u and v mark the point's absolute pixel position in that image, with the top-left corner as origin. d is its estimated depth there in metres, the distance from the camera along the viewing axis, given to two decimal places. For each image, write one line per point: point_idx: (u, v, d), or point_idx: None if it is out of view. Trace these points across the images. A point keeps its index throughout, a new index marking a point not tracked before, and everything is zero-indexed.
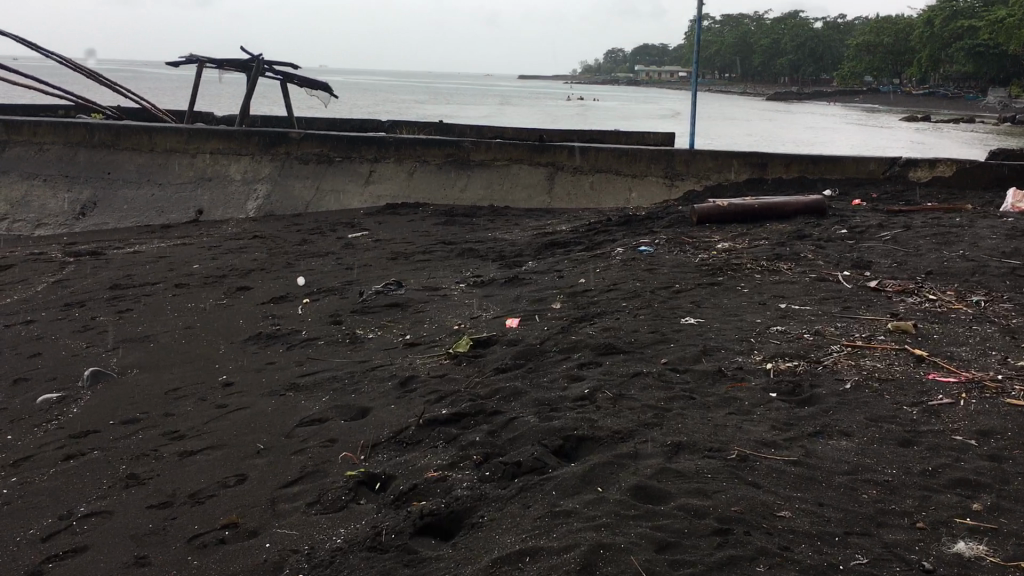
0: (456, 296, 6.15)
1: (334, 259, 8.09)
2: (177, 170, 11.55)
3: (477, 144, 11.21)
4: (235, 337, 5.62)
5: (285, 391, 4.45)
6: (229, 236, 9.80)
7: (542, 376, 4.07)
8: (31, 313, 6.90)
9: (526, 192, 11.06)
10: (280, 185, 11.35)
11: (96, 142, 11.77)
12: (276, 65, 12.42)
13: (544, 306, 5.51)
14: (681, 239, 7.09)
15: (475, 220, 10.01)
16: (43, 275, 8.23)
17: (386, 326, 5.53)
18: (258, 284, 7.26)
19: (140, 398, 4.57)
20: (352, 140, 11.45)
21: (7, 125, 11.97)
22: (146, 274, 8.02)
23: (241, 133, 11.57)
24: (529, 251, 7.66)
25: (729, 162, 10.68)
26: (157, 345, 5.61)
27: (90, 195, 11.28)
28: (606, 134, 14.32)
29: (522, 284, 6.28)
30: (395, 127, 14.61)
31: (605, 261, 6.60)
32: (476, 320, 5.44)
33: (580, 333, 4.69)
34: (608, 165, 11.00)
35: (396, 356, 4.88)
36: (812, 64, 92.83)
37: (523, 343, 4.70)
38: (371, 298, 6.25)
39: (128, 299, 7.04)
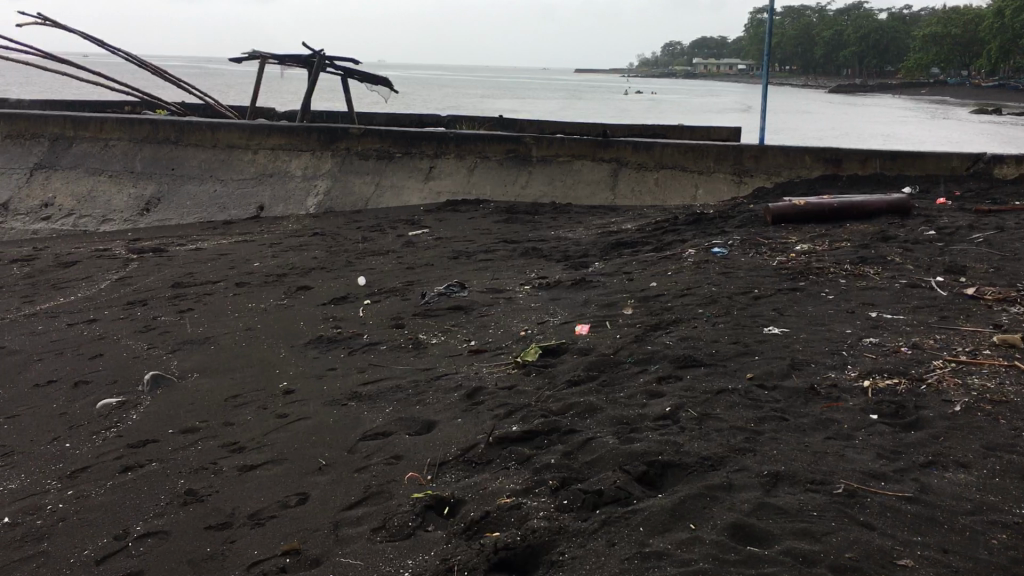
0: (522, 299, 5.93)
1: (395, 258, 7.92)
2: (239, 166, 11.50)
3: (539, 139, 10.96)
4: (295, 341, 5.47)
5: (347, 401, 4.27)
6: (290, 233, 9.70)
7: (619, 389, 3.83)
8: (94, 311, 6.85)
9: (589, 188, 10.79)
10: (340, 181, 11.24)
11: (159, 138, 11.78)
12: (337, 60, 12.31)
13: (615, 311, 5.26)
14: (756, 239, 6.77)
15: (537, 217, 9.78)
16: (106, 272, 8.21)
17: (450, 331, 5.32)
18: (319, 284, 7.11)
19: (199, 405, 4.42)
20: (412, 135, 11.29)
21: (73, 120, 12.04)
22: (208, 271, 7.94)
23: (302, 129, 11.49)
24: (595, 251, 7.40)
25: (801, 158, 10.27)
26: (217, 347, 5.49)
27: (153, 190, 11.28)
28: (671, 129, 13.96)
29: (590, 287, 6.03)
30: (455, 122, 14.43)
31: (676, 263, 6.32)
32: (544, 326, 5.21)
33: (656, 341, 4.43)
34: (675, 161, 10.67)
35: (461, 364, 4.68)
36: (877, 56, 90.61)
37: (594, 352, 4.46)
38: (433, 300, 6.06)
39: (190, 298, 6.95)
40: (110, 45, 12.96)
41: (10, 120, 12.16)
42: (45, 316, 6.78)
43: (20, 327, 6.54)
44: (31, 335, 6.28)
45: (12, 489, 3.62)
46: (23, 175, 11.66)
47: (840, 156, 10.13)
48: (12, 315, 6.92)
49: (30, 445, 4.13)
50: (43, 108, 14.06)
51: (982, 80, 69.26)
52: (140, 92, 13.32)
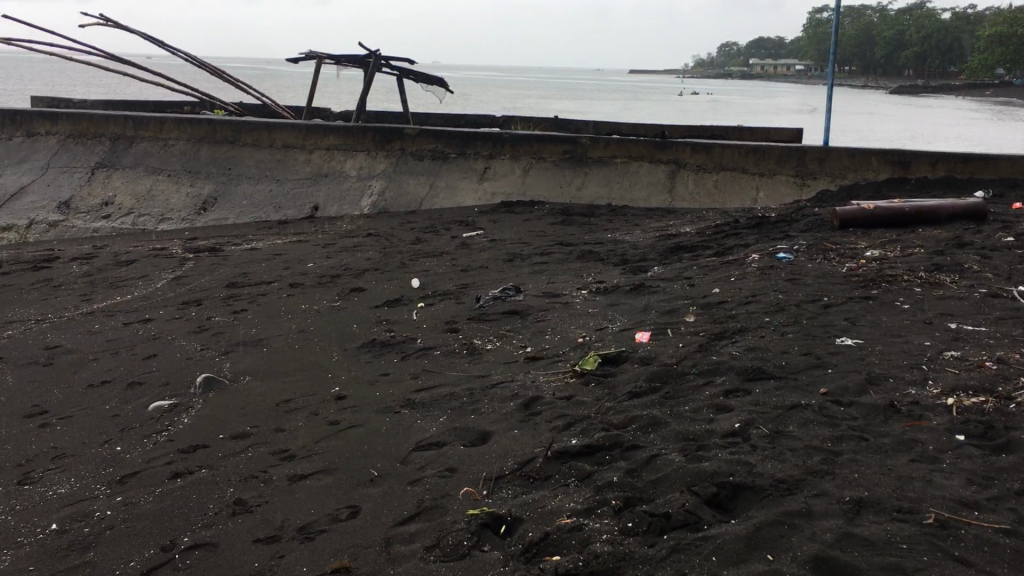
0: (579, 304, 5.77)
1: (449, 261, 7.81)
2: (294, 166, 11.51)
3: (596, 140, 10.81)
4: (348, 344, 5.37)
5: (400, 409, 4.15)
6: (344, 233, 9.66)
7: (684, 402, 3.65)
8: (150, 311, 6.84)
9: (646, 190, 10.56)
10: (394, 181, 11.18)
11: (217, 138, 11.84)
12: (393, 60, 12.26)
13: (677, 319, 5.08)
14: (823, 245, 6.52)
15: (593, 219, 9.60)
16: (162, 272, 8.22)
17: (505, 337, 5.18)
18: (373, 286, 7.03)
19: (251, 410, 4.34)
20: (467, 136, 11.19)
21: (133, 120, 12.14)
22: (262, 272, 7.91)
23: (357, 129, 11.45)
24: (654, 255, 7.20)
25: (867, 159, 10.00)
26: (270, 350, 5.41)
27: (210, 190, 11.34)
28: (730, 130, 13.66)
29: (650, 292, 5.84)
30: (510, 122, 14.30)
31: (739, 268, 6.10)
32: (603, 332, 5.05)
33: (721, 351, 4.24)
34: (735, 162, 10.42)
35: (517, 371, 4.53)
36: (941, 56, 88.50)
37: (657, 362, 4.28)
38: (488, 304, 5.92)
39: (244, 299, 6.91)
40: (170, 45, 13.07)
41: (72, 120, 12.32)
42: (102, 316, 6.79)
43: (77, 326, 6.55)
44: (88, 334, 6.29)
45: (61, 494, 3.56)
46: (84, 174, 11.80)
47: (908, 158, 9.87)
48: (70, 313, 6.95)
49: (81, 448, 4.09)
50: (104, 108, 14.24)
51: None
52: (198, 92, 13.42)
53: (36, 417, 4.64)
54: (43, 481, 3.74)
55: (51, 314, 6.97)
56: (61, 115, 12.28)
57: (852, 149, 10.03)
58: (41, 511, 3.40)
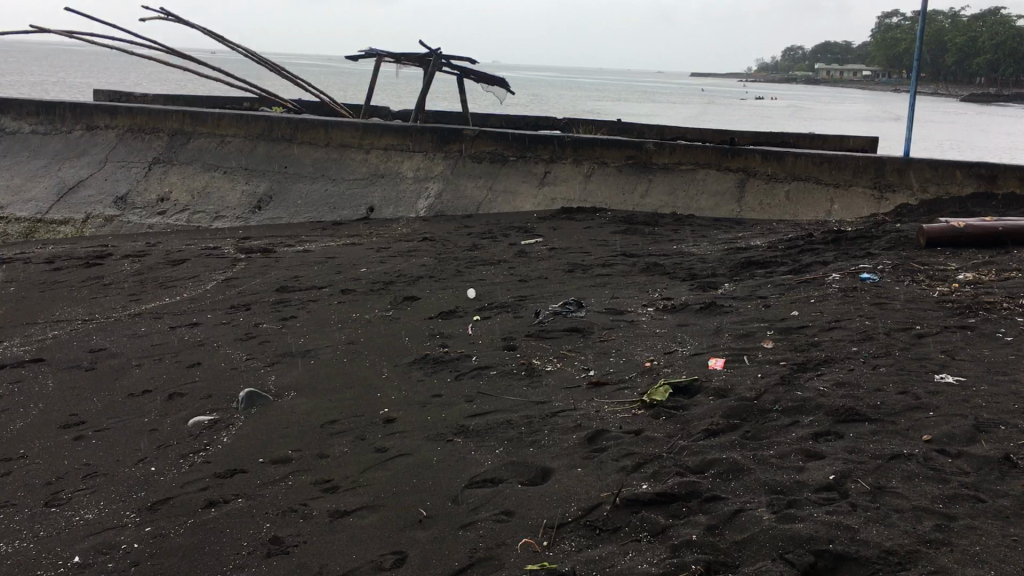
0: (646, 322, 5.41)
1: (507, 270, 7.50)
2: (351, 166, 11.30)
3: (662, 146, 10.43)
4: (399, 359, 5.08)
5: (453, 437, 3.84)
6: (399, 237, 9.41)
7: (768, 445, 3.27)
8: (198, 314, 6.64)
9: (713, 200, 10.12)
10: (452, 184, 10.91)
11: (275, 136, 11.70)
12: (453, 59, 12.00)
13: (753, 344, 4.69)
14: (910, 265, 6.06)
15: (657, 228, 9.22)
16: (214, 272, 8.05)
17: (566, 357, 4.85)
18: (427, 295, 6.75)
19: (294, 431, 4.08)
20: (529, 139, 10.87)
21: (191, 116, 12.05)
22: (314, 276, 7.68)
23: (415, 130, 11.21)
24: (724, 270, 6.81)
25: (951, 173, 9.47)
26: (318, 362, 5.15)
27: (266, 188, 11.19)
28: (800, 138, 13.14)
29: (722, 312, 5.46)
30: (571, 125, 13.95)
31: (818, 288, 5.68)
32: (672, 356, 4.68)
33: (806, 385, 3.85)
34: (808, 172, 9.95)
35: (580, 398, 4.20)
36: (1015, 64, 85.85)
37: (734, 394, 3.91)
38: (548, 320, 5.59)
39: (295, 304, 6.68)
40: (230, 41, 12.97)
41: (131, 114, 12.27)
42: (150, 318, 6.62)
43: (124, 328, 6.38)
44: (134, 338, 6.11)
45: (88, 520, 3.33)
46: (142, 169, 11.74)
47: (995, 173, 9.32)
48: (118, 314, 6.79)
49: (113, 467, 3.86)
50: (165, 103, 14.22)
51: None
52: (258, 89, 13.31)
53: (73, 429, 4.44)
54: (71, 504, 3.51)
55: (99, 314, 6.82)
56: (121, 109, 12.24)
57: (934, 161, 9.50)
58: (66, 541, 3.17)
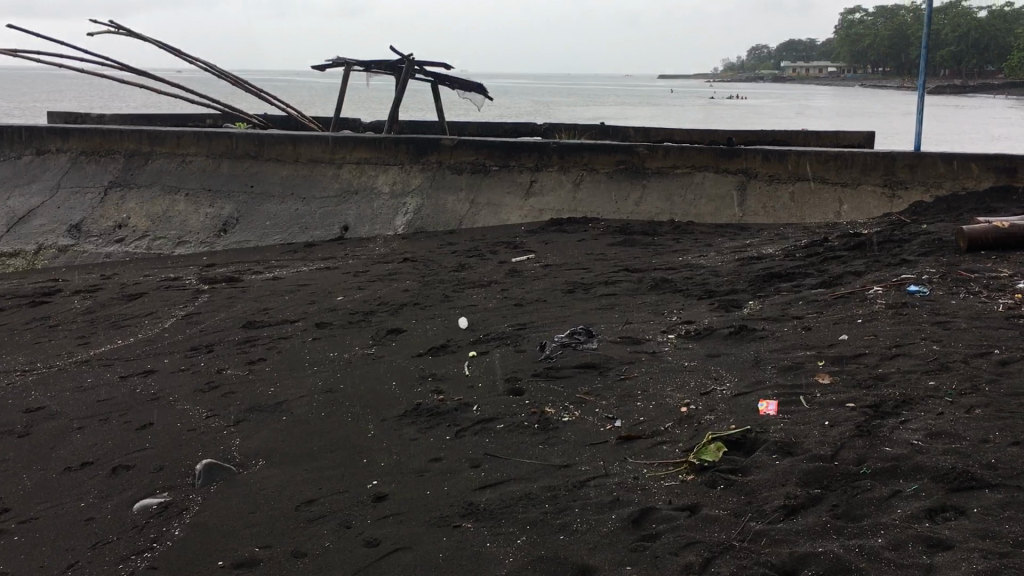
0: (670, 354, 4.68)
1: (499, 293, 6.77)
2: (322, 182, 10.53)
3: (655, 149, 9.73)
4: (386, 412, 4.32)
5: (460, 520, 3.09)
6: (378, 258, 8.65)
7: (873, 530, 2.55)
8: (154, 360, 5.85)
9: (712, 205, 9.45)
10: (432, 197, 10.16)
11: (239, 153, 10.89)
12: (427, 65, 11.25)
13: (806, 379, 3.97)
14: (958, 273, 5.37)
15: (658, 238, 8.52)
16: (173, 308, 7.24)
17: (584, 404, 4.11)
18: (413, 327, 5.99)
19: (262, 517, 3.32)
20: (512, 146, 10.14)
21: (148, 135, 11.21)
22: (285, 308, 6.90)
23: (389, 141, 10.45)
24: (744, 285, 6.11)
25: (966, 166, 8.87)
26: (290, 419, 4.39)
27: (231, 210, 10.38)
28: (795, 135, 12.51)
29: (755, 338, 4.75)
30: (553, 130, 13.24)
31: (862, 305, 4.99)
32: (711, 399, 3.96)
33: (893, 437, 3.13)
34: (813, 172, 9.29)
35: (609, 459, 3.46)
36: (979, 55, 86.36)
37: (804, 451, 3.18)
38: (556, 354, 4.85)
39: (263, 344, 5.90)
40: (187, 54, 12.11)
41: (83, 135, 11.39)
42: (98, 366, 5.81)
43: (67, 379, 5.58)
44: (78, 392, 5.30)
45: None
46: (96, 195, 10.88)
47: (1014, 164, 8.71)
48: (62, 362, 5.98)
49: None
50: (121, 123, 13.33)
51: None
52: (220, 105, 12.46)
53: None
54: None
55: (41, 363, 6.00)
56: (72, 131, 11.37)
57: (948, 155, 8.88)
58: None
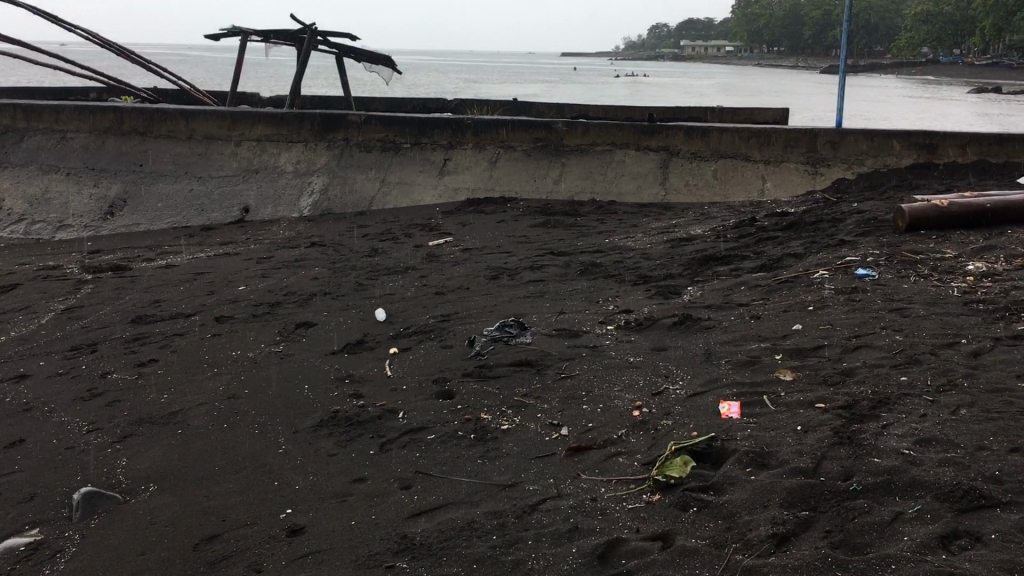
0: (612, 348, 4.29)
1: (417, 280, 6.28)
2: (219, 161, 9.80)
3: (574, 126, 9.34)
4: (298, 423, 3.81)
5: (393, 559, 2.63)
6: (282, 242, 8.04)
7: (883, 566, 2.20)
8: (29, 363, 5.17)
9: (633, 184, 9.12)
10: (339, 176, 9.55)
11: (127, 129, 10.05)
12: (330, 35, 10.58)
13: (766, 376, 3.62)
14: (902, 254, 5.13)
15: (580, 219, 8.15)
16: (52, 302, 6.51)
17: (523, 409, 3.68)
18: (324, 320, 5.46)
19: (154, 564, 2.79)
20: (424, 122, 9.61)
21: (24, 110, 10.25)
22: (181, 299, 6.27)
23: (292, 117, 9.78)
24: (678, 269, 5.77)
25: (888, 143, 8.74)
26: (187, 433, 3.83)
27: (119, 190, 9.57)
28: (711, 113, 12.31)
29: (702, 329, 4.40)
30: (465, 106, 12.72)
31: (810, 290, 4.69)
32: (664, 400, 3.58)
33: (879, 446, 2.79)
34: (736, 148, 9.04)
35: (560, 476, 3.04)
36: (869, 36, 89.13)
37: (781, 463, 2.82)
38: (487, 350, 4.40)
39: (155, 343, 5.29)
40: (66, 22, 11.13)
41: None
42: None
43: None
44: None
45: None
46: None
47: (935, 140, 8.63)
48: None
49: None
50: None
51: (975, 61, 68.22)
52: (105, 78, 11.53)
53: None
54: None
55: None
56: None
57: (870, 131, 8.74)
58: None
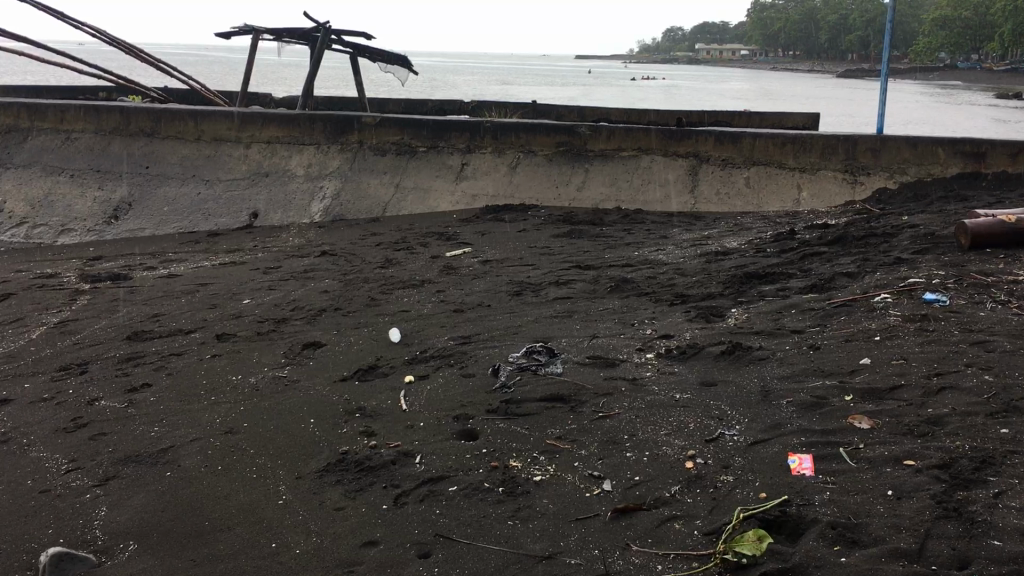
0: (654, 381, 3.82)
1: (434, 296, 5.83)
2: (227, 164, 9.38)
3: (598, 130, 8.88)
4: (302, 467, 3.36)
5: None
6: (292, 250, 7.61)
7: None
8: (13, 385, 4.73)
9: (661, 191, 8.65)
10: (352, 181, 9.11)
11: (133, 130, 9.63)
12: (345, 34, 10.15)
13: (837, 422, 3.15)
14: (971, 276, 4.65)
15: (606, 228, 7.69)
16: (46, 315, 6.08)
17: (558, 456, 3.22)
18: (335, 340, 5.02)
19: None
20: (441, 125, 9.17)
21: (27, 109, 9.85)
22: (182, 314, 5.83)
23: (303, 118, 9.35)
24: (719, 288, 5.30)
25: (933, 151, 8.25)
26: (176, 477, 3.38)
27: (123, 194, 9.14)
28: (738, 117, 11.82)
29: (755, 360, 3.92)
30: (482, 107, 12.26)
31: (874, 317, 4.22)
32: (721, 449, 3.11)
33: (996, 524, 2.34)
34: (769, 155, 8.55)
35: (608, 547, 2.58)
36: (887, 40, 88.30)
37: (878, 542, 2.36)
38: (513, 382, 3.94)
39: (151, 364, 4.85)
40: (72, 19, 10.73)
41: None
42: None
43: None
44: None
45: None
46: None
47: (984, 149, 8.13)
48: None
49: None
50: None
51: (994, 65, 67.42)
52: (112, 76, 11.13)
53: None
54: None
55: None
56: None
57: (914, 139, 8.25)
58: None
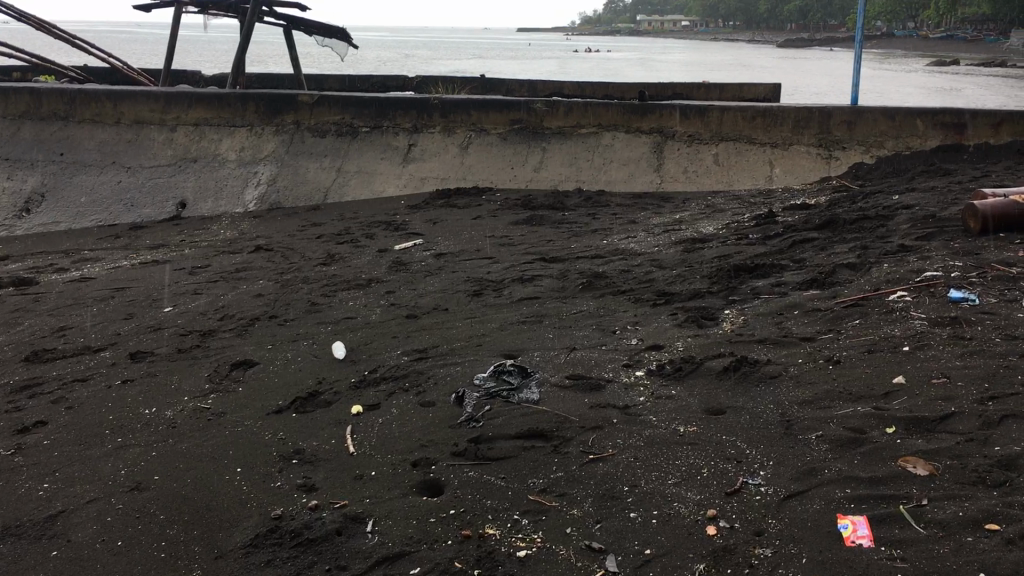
0: (650, 409, 3.20)
1: (384, 297, 5.15)
2: (151, 148, 8.53)
3: (555, 105, 8.24)
4: (225, 541, 2.68)
5: None
6: (223, 245, 6.85)
7: None
8: None
9: (625, 170, 8.04)
10: (288, 165, 8.34)
11: (45, 113, 8.73)
12: (277, 5, 9.33)
13: (887, 466, 2.57)
14: (993, 267, 4.12)
15: (569, 213, 7.07)
16: None
17: (546, 518, 2.59)
18: (269, 357, 4.32)
19: None
20: (384, 103, 8.44)
21: None
22: (95, 326, 5.07)
23: (234, 97, 8.55)
24: (705, 284, 4.71)
25: (912, 122, 7.75)
26: (62, 560, 2.67)
27: (34, 185, 8.26)
28: (698, 89, 11.25)
29: (766, 379, 3.33)
30: (427, 83, 11.51)
31: (895, 320, 3.66)
32: (748, 506, 2.51)
33: None
34: (739, 129, 7.98)
35: None
36: None
37: None
38: (482, 414, 3.30)
39: (51, 393, 4.10)
40: None
41: None
42: None
43: None
44: None
45: None
46: None
47: (964, 119, 7.65)
48: None
49: None
50: None
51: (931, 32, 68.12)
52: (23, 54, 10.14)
53: None
54: None
55: None
56: None
57: (891, 109, 7.74)
58: None
